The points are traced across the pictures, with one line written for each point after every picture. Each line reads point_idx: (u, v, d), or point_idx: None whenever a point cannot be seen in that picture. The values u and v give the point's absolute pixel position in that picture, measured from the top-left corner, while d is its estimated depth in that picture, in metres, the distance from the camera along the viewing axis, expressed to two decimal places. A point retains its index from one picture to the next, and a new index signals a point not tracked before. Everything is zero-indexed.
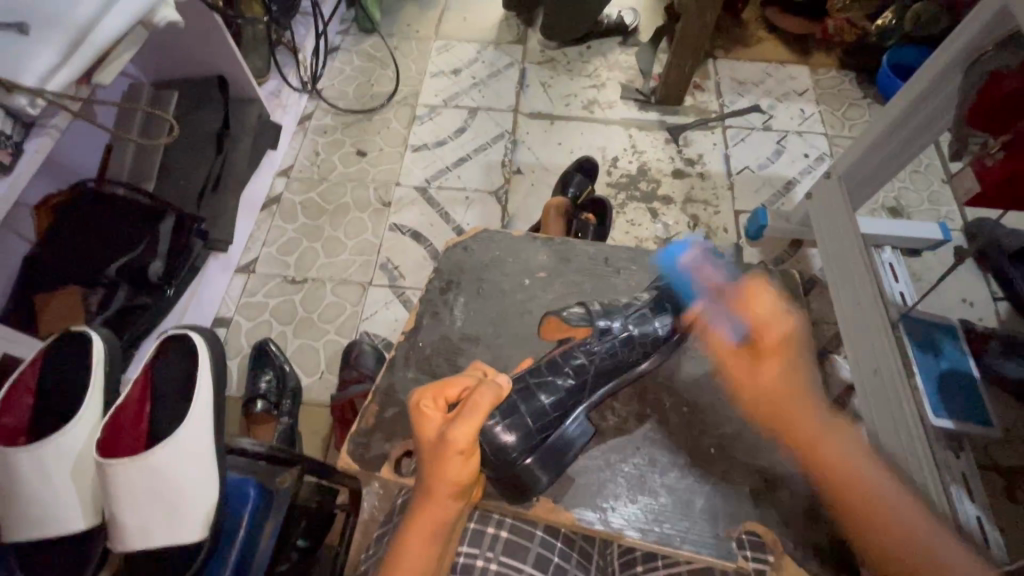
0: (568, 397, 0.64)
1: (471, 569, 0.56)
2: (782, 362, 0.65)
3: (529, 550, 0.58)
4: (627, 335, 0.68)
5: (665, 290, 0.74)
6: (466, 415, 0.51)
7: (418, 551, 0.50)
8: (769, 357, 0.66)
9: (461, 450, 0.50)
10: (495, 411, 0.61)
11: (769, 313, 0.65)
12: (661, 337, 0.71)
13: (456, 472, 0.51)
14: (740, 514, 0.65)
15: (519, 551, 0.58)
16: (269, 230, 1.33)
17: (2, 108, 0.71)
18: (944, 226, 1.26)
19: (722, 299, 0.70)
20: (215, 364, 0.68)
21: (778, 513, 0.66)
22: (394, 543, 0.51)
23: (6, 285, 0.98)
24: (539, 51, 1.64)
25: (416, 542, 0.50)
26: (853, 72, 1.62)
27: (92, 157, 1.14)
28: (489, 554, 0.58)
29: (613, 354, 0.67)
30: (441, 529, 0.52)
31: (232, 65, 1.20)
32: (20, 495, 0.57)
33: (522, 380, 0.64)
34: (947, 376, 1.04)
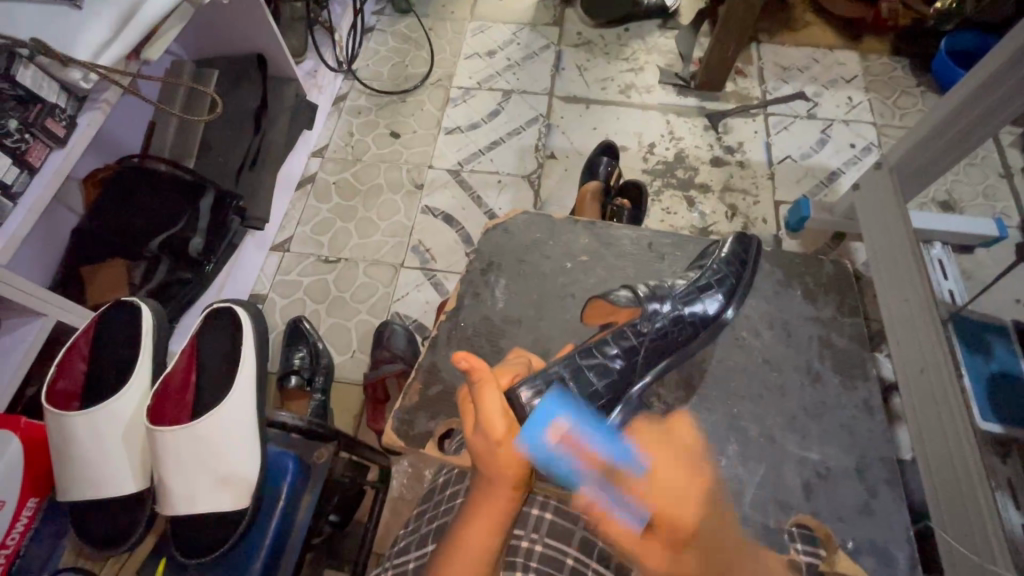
0: (619, 380, 0.63)
1: (516, 552, 0.56)
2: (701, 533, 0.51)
3: (573, 534, 0.58)
4: (676, 314, 0.67)
5: (711, 270, 0.73)
6: (487, 413, 0.50)
7: (479, 543, 0.48)
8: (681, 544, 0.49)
9: (498, 439, 0.49)
10: (550, 394, 0.56)
11: (676, 487, 0.52)
12: (708, 318, 0.70)
13: (504, 463, 0.49)
14: (792, 506, 0.62)
15: (564, 533, 0.57)
16: (305, 209, 1.34)
17: (57, 82, 0.72)
18: (1001, 223, 1.20)
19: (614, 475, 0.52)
20: (258, 338, 0.68)
21: (832, 508, 0.62)
22: (453, 534, 0.50)
23: (56, 256, 1.01)
24: (576, 33, 1.60)
25: (478, 532, 0.49)
26: (906, 58, 1.54)
27: (137, 132, 1.16)
28: (534, 535, 0.57)
29: (662, 335, 0.66)
30: (503, 522, 0.49)
31: (272, 43, 1.20)
32: (73, 455, 0.59)
33: (572, 360, 0.61)
34: (998, 379, 1.00)
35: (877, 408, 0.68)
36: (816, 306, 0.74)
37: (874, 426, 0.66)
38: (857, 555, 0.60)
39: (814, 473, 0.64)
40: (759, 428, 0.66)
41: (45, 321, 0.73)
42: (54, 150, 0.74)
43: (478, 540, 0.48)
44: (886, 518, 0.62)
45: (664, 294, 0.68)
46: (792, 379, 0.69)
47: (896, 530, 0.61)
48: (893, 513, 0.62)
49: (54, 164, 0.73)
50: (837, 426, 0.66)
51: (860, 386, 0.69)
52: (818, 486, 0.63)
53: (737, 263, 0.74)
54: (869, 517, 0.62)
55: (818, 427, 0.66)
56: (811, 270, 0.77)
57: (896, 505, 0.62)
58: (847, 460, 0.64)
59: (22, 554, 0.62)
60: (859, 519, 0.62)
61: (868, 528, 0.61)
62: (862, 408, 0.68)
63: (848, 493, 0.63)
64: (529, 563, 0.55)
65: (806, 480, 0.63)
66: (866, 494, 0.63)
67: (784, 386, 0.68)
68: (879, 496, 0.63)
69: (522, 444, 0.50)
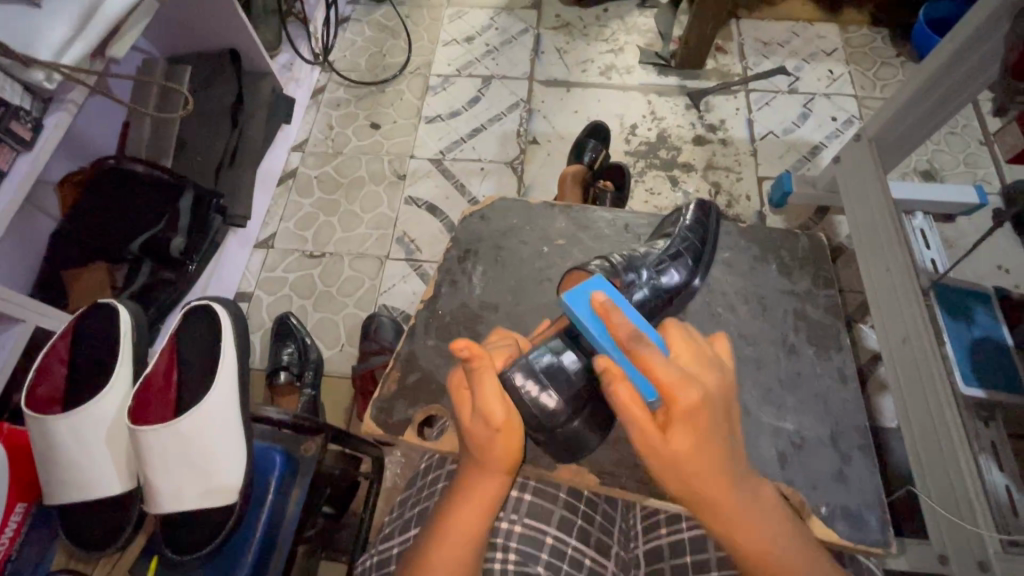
0: None
1: (496, 532, 0.57)
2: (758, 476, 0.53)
3: (552, 513, 0.58)
4: (653, 283, 0.68)
5: (681, 241, 0.73)
6: (484, 399, 0.49)
7: (468, 522, 0.50)
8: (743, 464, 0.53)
9: (497, 427, 0.50)
10: (541, 373, 0.55)
11: (687, 369, 0.46)
12: (679, 285, 0.70)
13: (502, 449, 0.50)
14: (768, 477, 0.63)
15: (543, 514, 0.58)
16: (287, 205, 1.33)
17: (20, 83, 0.70)
18: (981, 190, 1.21)
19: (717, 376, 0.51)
20: (238, 335, 0.68)
21: (807, 475, 0.63)
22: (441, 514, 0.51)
23: (35, 262, 1.01)
24: (554, 15, 1.58)
25: (467, 514, 0.50)
26: (885, 29, 1.53)
27: (110, 133, 1.14)
28: (513, 516, 0.58)
29: (641, 307, 0.67)
30: (494, 502, 0.51)
31: (245, 37, 1.18)
32: (58, 460, 0.59)
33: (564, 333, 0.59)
34: (980, 344, 1.02)
35: (851, 377, 0.68)
36: (791, 280, 0.74)
37: (847, 396, 0.67)
38: (831, 521, 0.61)
39: (789, 444, 0.64)
40: (737, 403, 0.66)
41: (24, 328, 0.72)
42: (22, 153, 0.73)
43: (469, 517, 0.50)
44: (859, 484, 0.63)
45: (638, 262, 0.69)
46: (768, 353, 0.69)
47: (869, 495, 0.62)
48: (867, 478, 0.63)
49: (23, 167, 0.72)
50: (812, 396, 0.67)
51: (834, 356, 0.69)
52: (793, 455, 0.64)
53: (707, 232, 0.75)
54: (841, 482, 0.63)
55: (794, 398, 0.67)
56: (788, 244, 0.77)
57: (869, 471, 0.63)
58: (821, 429, 0.65)
59: (13, 558, 0.61)
60: (834, 485, 0.63)
61: (844, 495, 0.62)
62: (836, 377, 0.68)
63: (823, 461, 0.64)
64: (509, 543, 0.56)
65: (781, 450, 0.64)
66: (839, 461, 0.64)
67: (760, 360, 0.69)
68: (852, 462, 0.64)
69: (518, 431, 0.51)
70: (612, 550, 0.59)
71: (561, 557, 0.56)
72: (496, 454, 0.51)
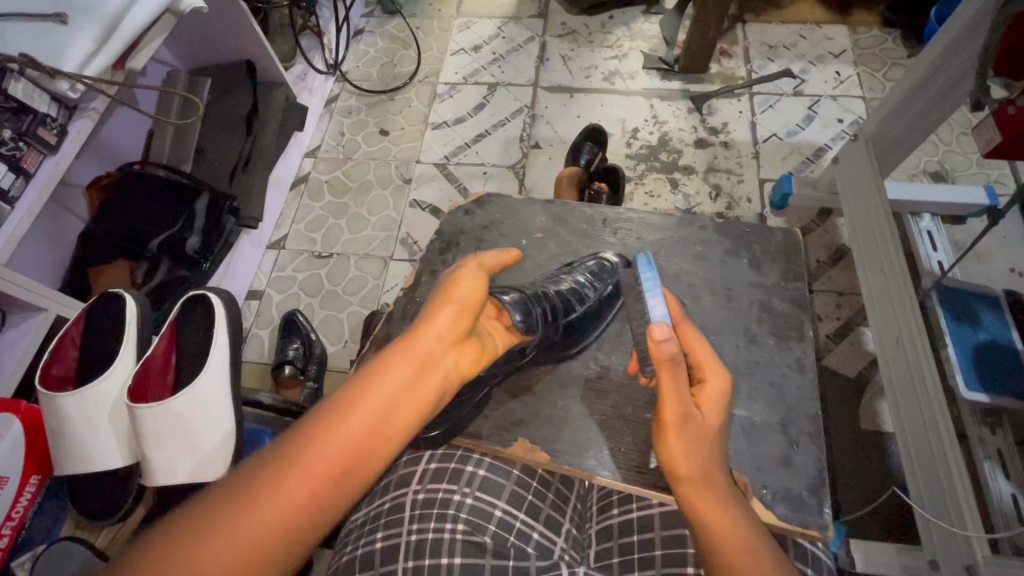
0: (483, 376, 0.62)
1: (447, 504, 0.58)
2: (692, 442, 0.51)
3: (504, 488, 0.60)
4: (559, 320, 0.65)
5: (596, 283, 0.71)
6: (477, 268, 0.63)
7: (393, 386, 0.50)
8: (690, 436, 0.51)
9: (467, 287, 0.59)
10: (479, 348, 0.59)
11: None
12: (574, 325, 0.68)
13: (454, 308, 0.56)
14: None
15: (495, 488, 0.60)
16: (298, 208, 1.39)
17: (47, 93, 0.77)
18: (992, 191, 1.18)
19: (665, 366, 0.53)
20: (231, 322, 0.73)
21: (755, 457, 0.62)
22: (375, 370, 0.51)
23: (62, 260, 1.09)
24: (561, 24, 1.62)
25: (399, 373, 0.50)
26: (897, 30, 1.51)
27: (136, 140, 1.23)
28: (467, 490, 0.59)
29: (545, 343, 0.65)
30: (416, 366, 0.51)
31: (260, 50, 1.26)
32: (65, 434, 0.63)
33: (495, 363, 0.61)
34: (986, 348, 0.98)
35: (809, 366, 0.67)
36: (761, 273, 0.74)
37: (802, 383, 0.66)
38: (772, 503, 0.60)
39: (740, 428, 0.64)
40: None
41: (46, 316, 0.78)
42: (48, 156, 0.79)
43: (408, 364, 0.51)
44: (807, 468, 0.62)
45: (552, 300, 0.65)
46: (731, 342, 0.69)
47: (814, 479, 0.61)
48: (812, 463, 0.62)
49: (49, 168, 0.79)
50: (766, 383, 0.67)
51: (794, 345, 0.69)
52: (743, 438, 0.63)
53: (613, 279, 0.72)
54: (788, 465, 0.62)
55: (747, 384, 0.67)
56: (763, 238, 0.76)
57: (817, 456, 0.62)
58: (772, 416, 0.65)
59: (27, 526, 0.68)
60: (778, 469, 0.62)
61: (788, 478, 0.61)
62: (794, 366, 0.68)
63: (768, 445, 0.63)
64: (460, 514, 0.57)
65: (730, 432, 0.64)
66: (787, 445, 0.63)
67: (721, 347, 0.69)
68: (800, 447, 0.63)
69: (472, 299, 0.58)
70: (564, 527, 0.60)
71: (508, 529, 0.57)
72: (443, 322, 0.54)
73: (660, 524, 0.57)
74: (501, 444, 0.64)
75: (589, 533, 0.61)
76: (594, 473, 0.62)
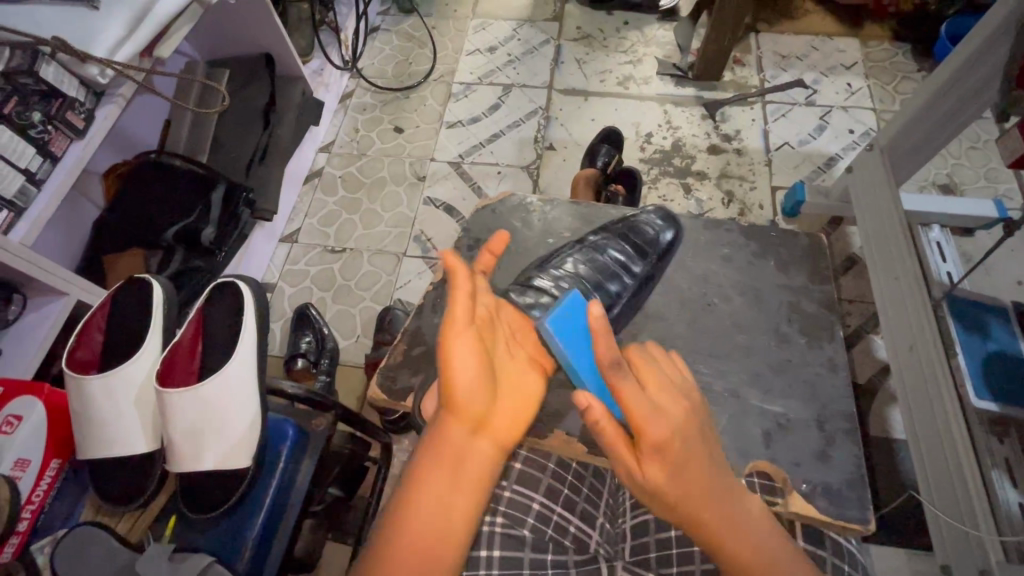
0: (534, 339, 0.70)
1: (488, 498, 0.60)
2: (693, 465, 0.48)
3: (541, 482, 0.62)
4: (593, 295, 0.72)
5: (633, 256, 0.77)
6: (460, 287, 0.53)
7: (440, 481, 0.48)
8: (657, 459, 0.47)
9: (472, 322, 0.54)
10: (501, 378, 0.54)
11: None
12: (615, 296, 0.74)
13: (465, 372, 0.50)
14: (753, 453, 0.63)
15: (531, 482, 0.62)
16: (311, 202, 1.39)
17: (76, 77, 0.77)
18: (1001, 205, 1.20)
19: (613, 379, 0.49)
20: (257, 311, 0.73)
21: (790, 453, 0.63)
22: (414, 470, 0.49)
23: (78, 247, 1.08)
24: (576, 27, 1.63)
25: (438, 467, 0.48)
26: (907, 44, 1.54)
27: (153, 130, 1.23)
28: (504, 483, 0.61)
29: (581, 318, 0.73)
30: (455, 452, 0.49)
31: (280, 43, 1.26)
32: (92, 416, 0.64)
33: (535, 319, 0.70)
34: (994, 358, 0.99)
35: (840, 366, 0.69)
36: (788, 275, 0.75)
37: (835, 382, 0.67)
38: (812, 498, 0.61)
39: (774, 424, 0.65)
40: (723, 385, 0.67)
41: (67, 300, 0.78)
42: (74, 141, 0.79)
43: (445, 454, 0.49)
44: (842, 465, 0.63)
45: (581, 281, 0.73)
46: (761, 342, 0.70)
47: (851, 475, 0.62)
48: (850, 459, 0.63)
49: (76, 153, 0.79)
50: (800, 382, 0.68)
51: (825, 345, 0.70)
52: (777, 435, 0.64)
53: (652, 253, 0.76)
54: (825, 461, 0.63)
55: (781, 382, 0.68)
56: (788, 241, 0.77)
57: (853, 453, 0.63)
58: (808, 412, 0.66)
59: (46, 510, 0.67)
60: (816, 465, 0.63)
61: (826, 473, 0.62)
62: (826, 365, 0.69)
63: (806, 441, 0.64)
64: (498, 508, 0.59)
65: (765, 429, 0.64)
66: (823, 442, 0.64)
67: (751, 347, 0.70)
68: (836, 444, 0.64)
69: (474, 356, 0.51)
70: (598, 521, 0.62)
71: (545, 523, 0.59)
72: (461, 394, 0.50)
73: None
74: (539, 435, 0.63)
75: (622, 528, 0.63)
76: None
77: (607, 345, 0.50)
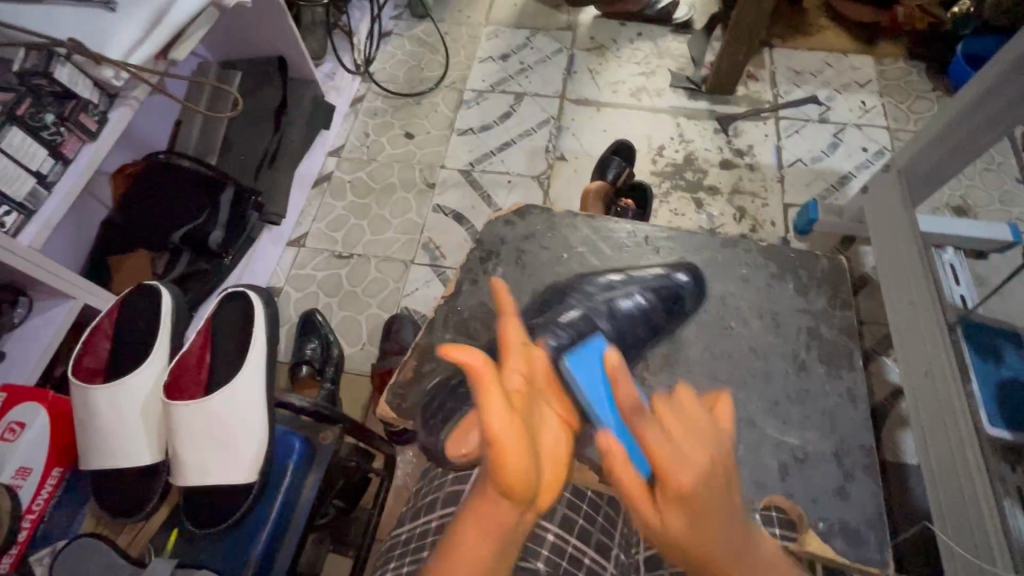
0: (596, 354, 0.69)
1: None
2: (695, 509, 0.42)
3: (555, 510, 0.61)
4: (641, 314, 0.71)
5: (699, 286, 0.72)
6: (487, 385, 0.42)
7: (472, 556, 0.44)
8: (676, 503, 0.42)
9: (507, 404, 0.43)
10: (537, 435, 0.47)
11: None
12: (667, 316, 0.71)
13: (513, 469, 0.41)
14: (767, 487, 0.62)
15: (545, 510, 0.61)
16: (320, 206, 1.38)
17: (90, 79, 0.76)
18: (1015, 228, 1.19)
19: (635, 425, 0.43)
20: (268, 321, 0.72)
21: (808, 489, 0.63)
22: (445, 538, 0.46)
23: (85, 246, 1.08)
24: (588, 37, 1.62)
25: (472, 540, 0.44)
26: (921, 63, 1.53)
27: (162, 129, 1.22)
28: None
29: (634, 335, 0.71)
30: (497, 530, 0.44)
31: (294, 46, 1.25)
32: (97, 426, 0.63)
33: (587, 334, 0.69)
34: (1008, 383, 0.98)
35: (861, 398, 0.67)
36: (807, 299, 0.74)
37: (856, 415, 0.66)
38: (829, 537, 0.60)
39: (792, 457, 0.64)
40: (740, 414, 0.66)
41: (74, 304, 0.77)
42: (87, 143, 0.78)
43: (475, 536, 0.44)
44: (861, 501, 0.62)
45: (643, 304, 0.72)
46: (779, 369, 0.69)
47: (871, 514, 0.61)
48: (870, 497, 0.62)
49: (86, 155, 0.78)
50: (819, 412, 0.67)
51: (845, 375, 0.69)
52: (794, 468, 0.64)
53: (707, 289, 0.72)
54: (844, 498, 0.62)
55: (801, 413, 0.66)
56: (807, 263, 0.76)
57: (874, 490, 0.62)
58: (826, 445, 0.65)
59: (46, 520, 0.66)
60: (836, 502, 0.62)
61: (845, 510, 0.61)
62: (845, 396, 0.67)
63: (825, 476, 0.63)
64: None
65: (783, 461, 0.64)
66: (842, 478, 0.63)
67: (768, 375, 0.69)
68: (856, 481, 0.63)
69: (518, 443, 0.42)
70: (612, 552, 0.62)
71: (560, 553, 0.59)
72: (504, 479, 0.42)
73: None
74: None
75: (635, 559, 0.63)
76: None
77: (626, 392, 0.44)
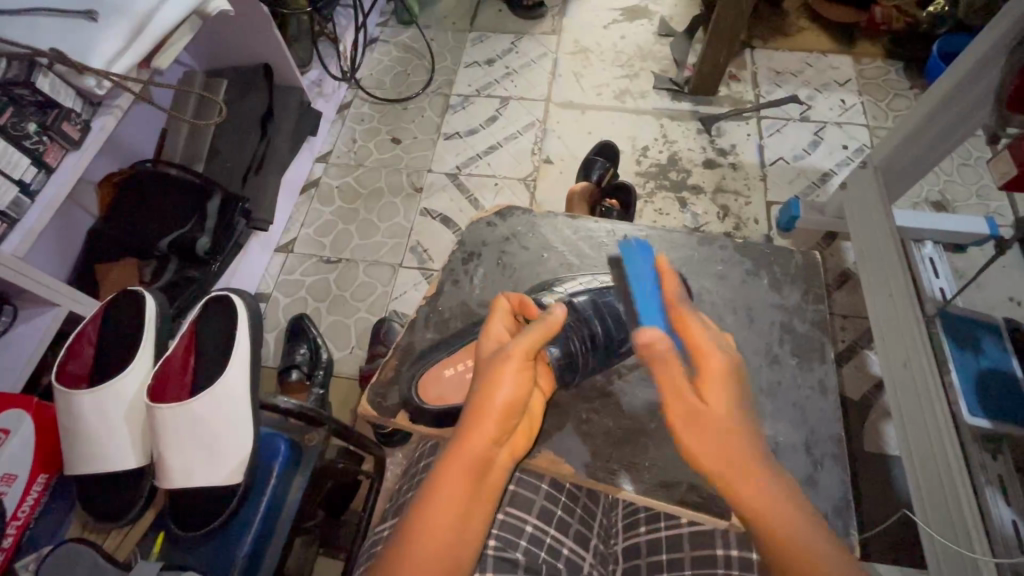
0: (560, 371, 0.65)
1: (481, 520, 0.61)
2: (716, 415, 0.50)
3: (534, 504, 0.62)
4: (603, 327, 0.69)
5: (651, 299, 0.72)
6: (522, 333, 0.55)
7: (460, 485, 0.48)
8: (698, 410, 0.49)
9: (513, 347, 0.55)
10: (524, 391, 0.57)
11: None
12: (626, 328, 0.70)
13: (510, 389, 0.52)
14: None
15: (524, 504, 0.62)
16: (308, 212, 1.39)
17: (72, 88, 0.77)
18: (992, 222, 1.21)
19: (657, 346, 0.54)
20: (252, 324, 0.73)
21: None
22: (432, 473, 0.49)
23: (72, 255, 1.08)
24: (573, 41, 1.64)
25: (461, 470, 0.49)
26: (900, 61, 1.56)
27: (149, 138, 1.23)
28: (501, 506, 0.62)
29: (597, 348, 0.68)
30: (481, 461, 0.50)
31: (279, 54, 1.26)
32: (82, 432, 0.63)
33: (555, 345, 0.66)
34: (987, 374, 0.99)
35: (830, 388, 0.69)
36: (780, 293, 0.75)
37: (825, 405, 0.68)
38: None
39: (763, 447, 0.65)
40: None
41: (57, 312, 0.78)
42: (71, 151, 0.80)
43: (464, 466, 0.49)
44: (828, 488, 0.63)
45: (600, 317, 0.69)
46: (751, 361, 0.70)
47: (838, 500, 0.63)
48: (836, 483, 0.63)
49: (70, 163, 0.79)
50: (789, 402, 0.68)
51: (816, 367, 0.70)
52: (766, 457, 0.65)
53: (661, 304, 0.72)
54: (811, 485, 0.63)
55: (772, 404, 0.68)
56: (781, 258, 0.78)
57: (840, 475, 0.64)
58: (795, 435, 0.66)
59: (31, 527, 0.67)
60: (802, 488, 0.63)
61: (813, 498, 0.63)
62: (815, 387, 0.69)
63: (797, 466, 0.64)
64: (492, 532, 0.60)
65: None
66: (810, 466, 0.64)
67: (740, 367, 0.70)
68: (823, 468, 0.64)
69: (518, 373, 0.53)
70: (591, 543, 0.63)
71: (539, 545, 0.60)
72: (498, 401, 0.51)
73: (689, 545, 0.60)
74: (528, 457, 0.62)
75: (615, 549, 0.65)
76: (624, 488, 0.61)
77: (673, 287, 0.58)
